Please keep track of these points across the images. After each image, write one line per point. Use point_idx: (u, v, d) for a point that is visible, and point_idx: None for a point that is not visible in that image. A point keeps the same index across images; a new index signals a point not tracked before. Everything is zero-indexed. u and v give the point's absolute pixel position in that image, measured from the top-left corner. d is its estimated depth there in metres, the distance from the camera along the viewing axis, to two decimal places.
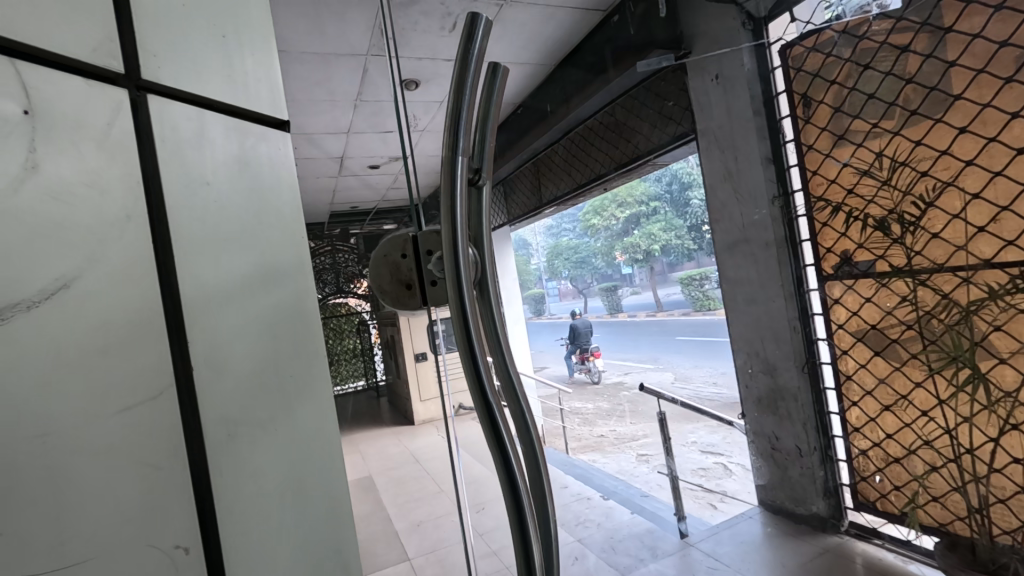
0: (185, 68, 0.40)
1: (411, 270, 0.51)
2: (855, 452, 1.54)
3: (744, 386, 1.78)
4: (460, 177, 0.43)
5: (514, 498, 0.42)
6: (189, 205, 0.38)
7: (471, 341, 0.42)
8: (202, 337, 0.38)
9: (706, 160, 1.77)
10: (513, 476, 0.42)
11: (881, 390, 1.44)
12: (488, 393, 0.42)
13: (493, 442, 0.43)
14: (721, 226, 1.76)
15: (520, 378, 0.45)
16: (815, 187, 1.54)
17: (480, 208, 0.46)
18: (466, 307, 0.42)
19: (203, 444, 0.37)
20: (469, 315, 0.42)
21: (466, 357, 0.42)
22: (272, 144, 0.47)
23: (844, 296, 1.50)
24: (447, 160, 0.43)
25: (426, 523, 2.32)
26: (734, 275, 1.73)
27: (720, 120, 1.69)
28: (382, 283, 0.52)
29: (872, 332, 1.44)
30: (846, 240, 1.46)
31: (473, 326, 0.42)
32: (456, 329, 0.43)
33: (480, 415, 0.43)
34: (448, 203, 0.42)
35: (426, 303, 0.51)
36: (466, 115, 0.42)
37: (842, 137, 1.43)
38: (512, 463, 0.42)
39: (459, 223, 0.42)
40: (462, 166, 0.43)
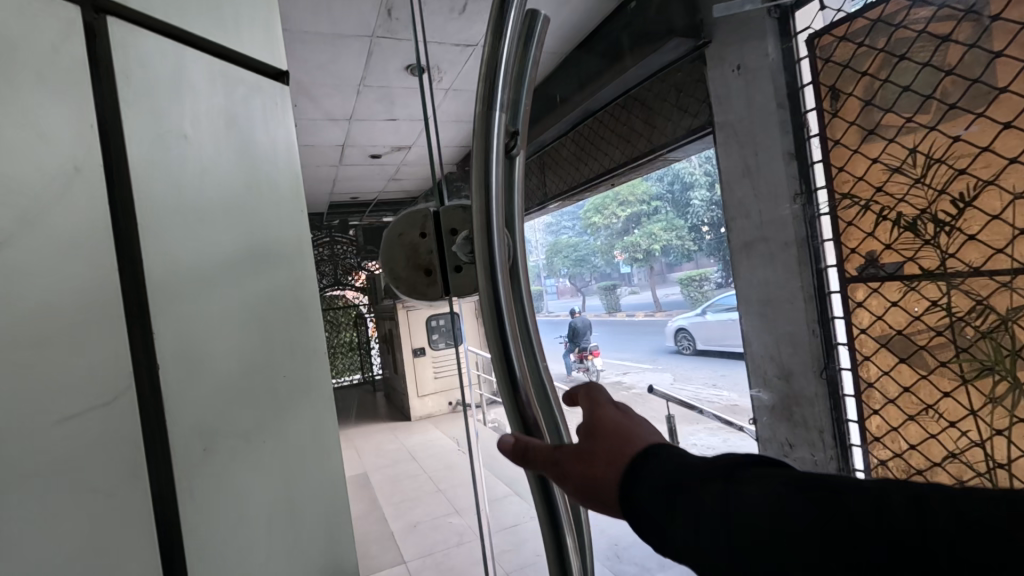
0: (171, 58, 0.39)
1: (430, 253, 0.44)
2: (873, 463, 1.47)
3: (758, 393, 1.67)
4: (496, 149, 0.39)
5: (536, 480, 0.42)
6: (155, 158, 0.37)
7: (501, 328, 0.41)
8: (173, 318, 0.36)
9: (723, 154, 1.66)
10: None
11: (905, 398, 1.38)
12: (516, 385, 0.40)
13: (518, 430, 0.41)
14: (737, 224, 1.68)
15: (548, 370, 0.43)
16: (840, 185, 1.47)
17: (514, 180, 0.41)
18: (498, 290, 0.40)
19: (173, 462, 0.36)
20: (502, 301, 0.41)
21: (495, 340, 0.41)
22: (264, 143, 0.47)
23: (868, 299, 1.46)
24: (481, 128, 0.39)
25: (423, 523, 2.26)
26: (749, 275, 1.62)
27: (740, 112, 1.60)
28: (404, 262, 0.44)
29: (897, 338, 1.38)
30: (873, 241, 1.40)
31: (504, 312, 0.41)
32: (487, 309, 0.41)
33: (507, 401, 0.41)
34: (480, 178, 0.39)
35: (447, 294, 0.44)
36: (503, 79, 0.39)
37: (872, 132, 1.36)
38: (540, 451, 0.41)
39: (493, 201, 0.39)
40: (499, 133, 0.39)
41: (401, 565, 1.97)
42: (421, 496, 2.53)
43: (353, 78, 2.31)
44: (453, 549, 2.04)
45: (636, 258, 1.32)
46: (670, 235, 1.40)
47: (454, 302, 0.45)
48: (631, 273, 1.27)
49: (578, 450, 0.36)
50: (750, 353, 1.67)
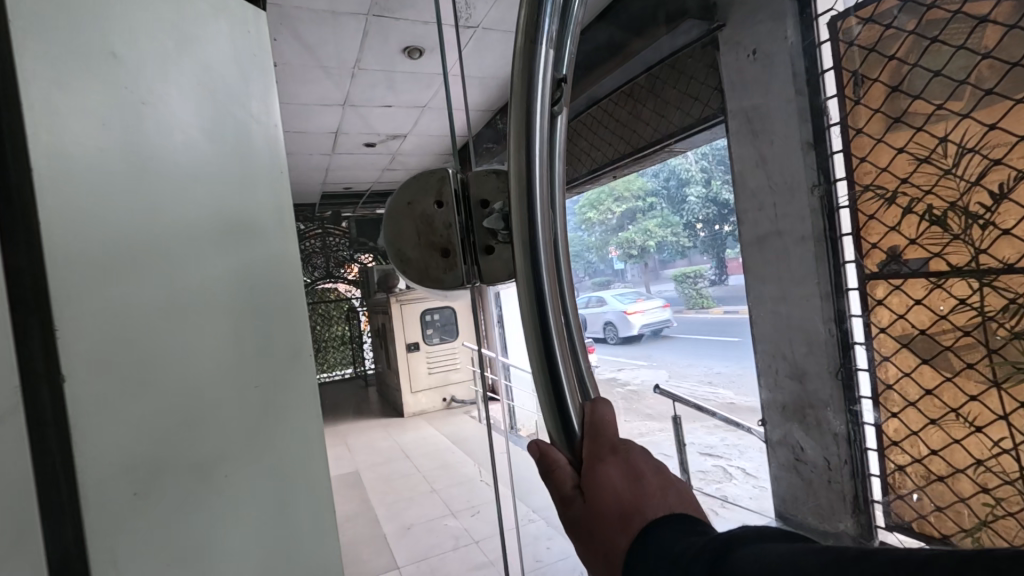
0: (116, 73, 0.43)
1: (447, 229, 0.49)
2: (889, 467, 1.41)
3: (769, 392, 1.65)
4: (539, 108, 0.46)
5: (556, 407, 0.46)
6: (78, 115, 0.40)
7: (536, 267, 0.47)
8: (111, 289, 0.41)
9: (736, 145, 1.63)
10: (564, 400, 0.46)
11: (928, 401, 1.31)
12: (546, 316, 0.48)
13: (543, 365, 0.47)
14: (750, 217, 1.62)
15: (574, 313, 0.50)
16: (861, 176, 1.38)
17: (555, 144, 0.49)
18: (536, 237, 0.46)
19: (99, 459, 0.39)
20: (538, 243, 0.47)
21: (529, 279, 0.47)
22: (210, 158, 0.52)
23: (889, 297, 1.36)
24: (524, 90, 0.46)
25: (416, 526, 2.19)
26: (762, 271, 1.60)
27: (757, 100, 1.54)
28: (420, 238, 0.49)
29: (921, 339, 1.30)
30: (895, 236, 1.32)
31: (540, 253, 0.47)
32: (524, 257, 0.46)
33: (531, 334, 0.47)
34: (521, 132, 0.46)
35: (467, 264, 0.49)
36: (543, 47, 0.45)
37: (899, 120, 1.28)
38: (560, 377, 0.47)
39: (535, 158, 0.46)
40: (542, 102, 0.46)
41: (394, 570, 1.89)
42: (415, 496, 2.46)
43: (347, 61, 2.23)
44: (448, 553, 1.97)
45: (634, 256, 1.50)
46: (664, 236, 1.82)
47: (474, 281, 0.50)
48: (625, 268, 1.28)
49: (585, 516, 0.40)
50: (763, 350, 1.64)
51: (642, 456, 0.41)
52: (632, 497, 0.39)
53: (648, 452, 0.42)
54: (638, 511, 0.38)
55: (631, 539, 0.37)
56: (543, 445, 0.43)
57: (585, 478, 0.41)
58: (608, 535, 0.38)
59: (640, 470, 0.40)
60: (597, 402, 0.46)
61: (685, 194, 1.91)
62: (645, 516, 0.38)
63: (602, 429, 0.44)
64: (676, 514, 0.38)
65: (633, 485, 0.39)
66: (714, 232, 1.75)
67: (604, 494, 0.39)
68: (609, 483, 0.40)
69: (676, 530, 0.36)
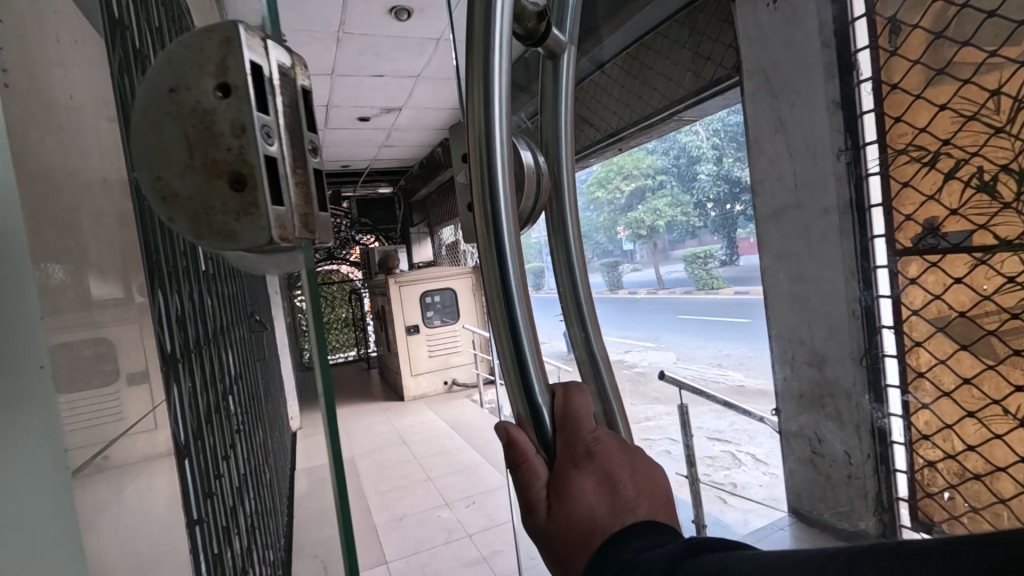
0: None
1: (228, 146, 0.33)
2: (918, 464, 1.25)
3: (785, 378, 1.46)
4: (495, 66, 0.53)
5: (512, 336, 0.54)
6: None
7: (494, 210, 0.54)
8: None
9: (751, 107, 1.41)
10: (520, 335, 0.54)
11: (965, 391, 1.22)
12: (506, 258, 0.54)
13: (504, 304, 0.54)
14: (766, 188, 1.38)
15: (571, 249, 0.73)
16: (896, 138, 1.26)
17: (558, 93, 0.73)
18: (496, 204, 0.53)
19: None
20: (496, 186, 0.53)
21: (487, 223, 0.54)
22: None
23: (923, 275, 1.28)
24: (482, 63, 0.53)
25: (408, 518, 2.20)
26: (779, 249, 1.36)
27: (777, 54, 1.35)
28: (190, 156, 0.34)
29: (960, 322, 1.23)
30: (934, 206, 1.23)
31: (498, 198, 0.54)
32: (486, 231, 0.54)
33: (494, 274, 0.55)
34: (482, 93, 0.53)
35: (281, 198, 0.35)
36: (497, 17, 0.54)
37: (941, 72, 1.21)
38: (514, 306, 0.54)
39: (496, 113, 0.53)
40: (499, 84, 0.54)
41: (382, 565, 1.88)
42: (408, 485, 2.51)
43: None
44: (440, 548, 1.94)
45: (639, 236, 1.22)
46: (675, 210, 1.26)
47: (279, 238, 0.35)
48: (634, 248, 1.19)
49: (563, 512, 0.53)
50: (774, 332, 1.44)
51: (614, 465, 0.55)
52: (609, 508, 0.54)
53: (618, 459, 0.56)
54: (613, 520, 0.53)
55: (591, 541, 0.53)
56: (510, 428, 0.55)
57: (565, 484, 0.54)
58: (573, 538, 0.53)
59: (614, 479, 0.55)
60: (568, 396, 0.56)
61: (696, 169, 1.35)
62: (608, 527, 0.53)
63: (578, 425, 0.55)
64: (643, 522, 0.54)
65: (609, 496, 0.54)
66: (725, 211, 1.33)
67: (585, 504, 0.53)
68: (584, 490, 0.54)
69: (644, 539, 0.52)
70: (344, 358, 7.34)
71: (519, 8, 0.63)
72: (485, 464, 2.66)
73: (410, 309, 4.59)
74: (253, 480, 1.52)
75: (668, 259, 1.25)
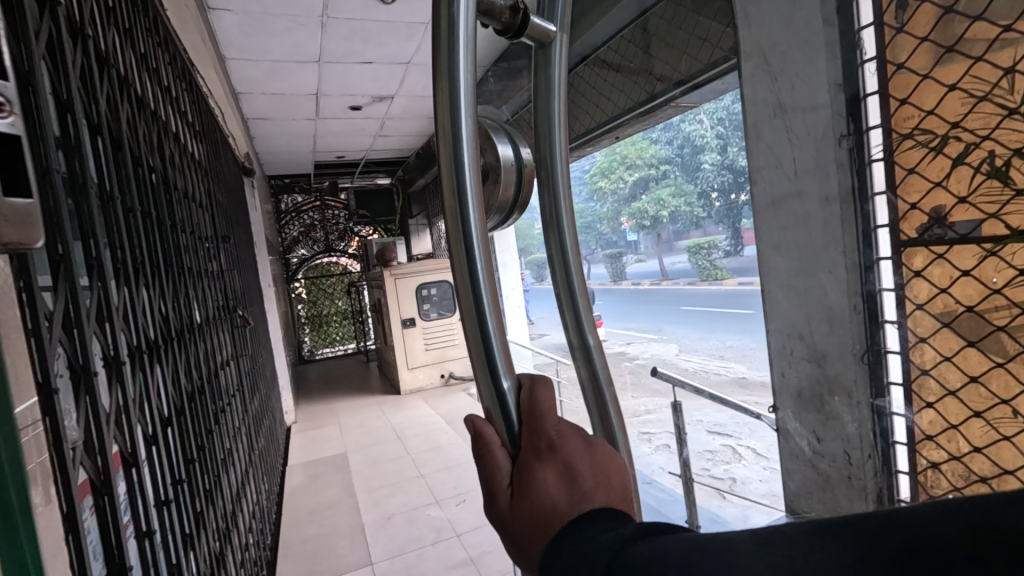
0: None
1: None
2: (921, 465, 1.21)
3: (780, 375, 1.41)
4: (460, 43, 0.45)
5: (486, 356, 0.45)
6: None
7: (463, 208, 0.45)
8: None
9: (750, 91, 1.39)
10: (493, 355, 0.45)
11: (972, 391, 1.11)
12: (477, 264, 0.45)
13: (475, 321, 0.45)
14: (763, 179, 1.38)
15: (573, 250, 0.60)
16: (901, 123, 1.16)
17: (552, 73, 0.58)
18: (465, 203, 0.45)
19: None
20: (465, 183, 0.45)
21: (458, 226, 0.46)
22: None
23: (929, 268, 1.15)
24: (445, 46, 0.45)
25: (397, 517, 2.16)
26: (777, 237, 1.35)
27: (777, 35, 1.30)
28: None
29: (967, 317, 1.10)
30: (941, 194, 1.11)
31: (468, 196, 0.45)
32: (454, 228, 0.46)
33: (463, 285, 0.45)
34: (447, 78, 0.45)
35: None
36: None
37: (951, 50, 1.07)
38: (488, 325, 0.45)
39: (461, 99, 0.45)
40: (462, 67, 0.45)
41: (367, 567, 1.84)
42: (400, 482, 2.48)
43: None
44: (427, 549, 1.91)
45: (641, 226, 1.19)
46: (678, 202, 1.30)
47: None
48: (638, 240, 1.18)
49: (525, 507, 0.42)
50: (773, 328, 1.41)
51: (577, 455, 0.44)
52: (567, 498, 0.42)
53: (582, 446, 0.44)
54: (568, 512, 0.41)
55: (551, 538, 0.41)
56: (478, 420, 0.46)
57: (522, 475, 0.43)
58: (530, 537, 0.42)
59: (575, 471, 0.43)
60: (536, 383, 0.47)
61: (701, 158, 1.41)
62: (563, 518, 0.41)
63: (541, 417, 0.45)
64: (603, 512, 0.41)
65: (567, 487, 0.42)
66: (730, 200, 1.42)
67: (540, 493, 0.42)
68: (545, 483, 0.42)
69: (600, 532, 0.40)
70: (344, 351, 7.36)
71: (485, 4, 0.49)
72: None
73: (406, 302, 4.54)
74: (212, 475, 1.50)
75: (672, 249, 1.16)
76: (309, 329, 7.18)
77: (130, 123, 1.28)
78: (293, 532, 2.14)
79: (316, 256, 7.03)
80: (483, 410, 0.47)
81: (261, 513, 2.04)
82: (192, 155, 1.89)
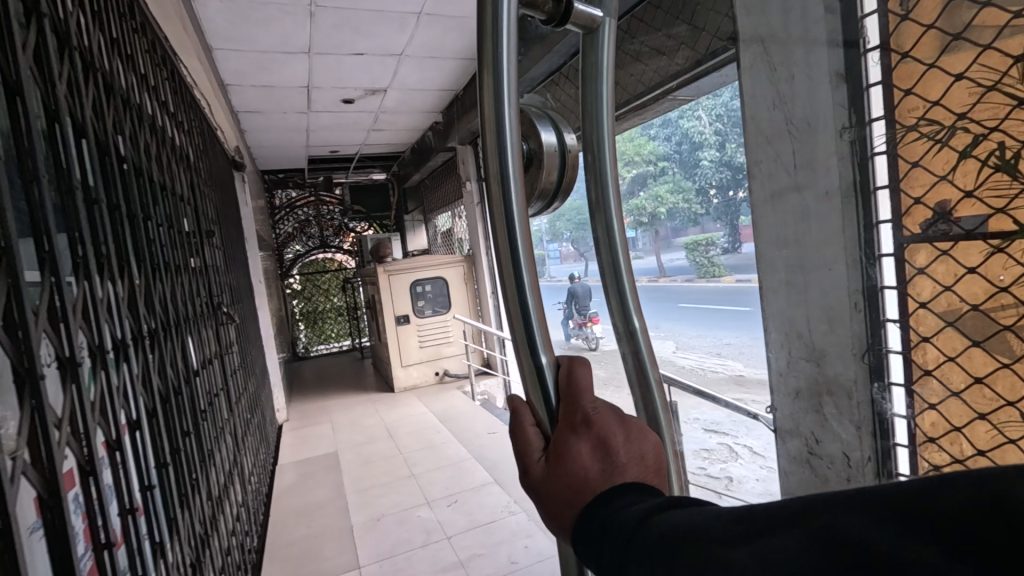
0: None
1: None
2: (923, 468, 1.17)
3: (778, 374, 1.40)
4: (505, 20, 0.42)
5: (529, 340, 0.44)
6: None
7: (506, 192, 0.44)
8: None
9: (750, 81, 1.37)
10: (534, 336, 0.44)
11: (977, 392, 1.05)
12: (519, 247, 0.44)
13: (519, 304, 0.44)
14: (762, 171, 1.37)
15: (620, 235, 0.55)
16: (905, 114, 1.11)
17: (601, 60, 0.53)
18: (507, 186, 0.44)
19: None
20: (509, 165, 0.44)
21: (501, 209, 0.44)
22: None
23: (933, 265, 1.10)
24: (490, 36, 0.43)
25: (387, 518, 2.13)
26: (776, 232, 1.35)
27: (777, 23, 1.28)
28: None
29: (972, 316, 1.04)
30: (946, 188, 1.05)
31: (511, 178, 0.44)
32: (498, 213, 0.44)
33: (506, 266, 0.45)
34: (492, 59, 0.43)
35: None
36: None
37: (958, 37, 1.01)
38: (530, 309, 0.44)
39: (505, 79, 0.43)
40: (508, 63, 0.43)
41: (354, 570, 1.81)
42: (392, 481, 2.45)
43: None
44: (416, 551, 1.87)
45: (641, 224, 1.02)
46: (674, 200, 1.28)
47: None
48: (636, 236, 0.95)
49: (559, 481, 0.40)
50: (772, 326, 1.40)
51: (611, 428, 0.42)
52: (599, 471, 0.40)
53: (617, 423, 0.42)
54: (600, 484, 0.39)
55: (582, 509, 0.39)
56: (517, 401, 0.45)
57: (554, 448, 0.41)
58: (560, 508, 0.40)
59: (609, 444, 0.41)
60: (576, 366, 0.44)
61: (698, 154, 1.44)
62: (593, 489, 0.39)
63: (576, 395, 0.42)
64: (634, 485, 0.40)
65: (600, 460, 0.40)
66: (729, 198, 1.43)
67: (573, 466, 0.40)
68: (578, 456, 0.40)
69: (631, 504, 0.38)
70: (338, 348, 7.32)
71: None
72: (470, 461, 2.59)
73: (399, 298, 4.50)
74: (193, 479, 1.46)
75: (670, 245, 1.14)
76: (304, 325, 7.12)
77: (101, 112, 1.23)
78: (282, 533, 2.12)
79: (310, 251, 6.98)
80: (526, 394, 0.45)
81: (248, 515, 2.00)
82: (173, 145, 1.83)
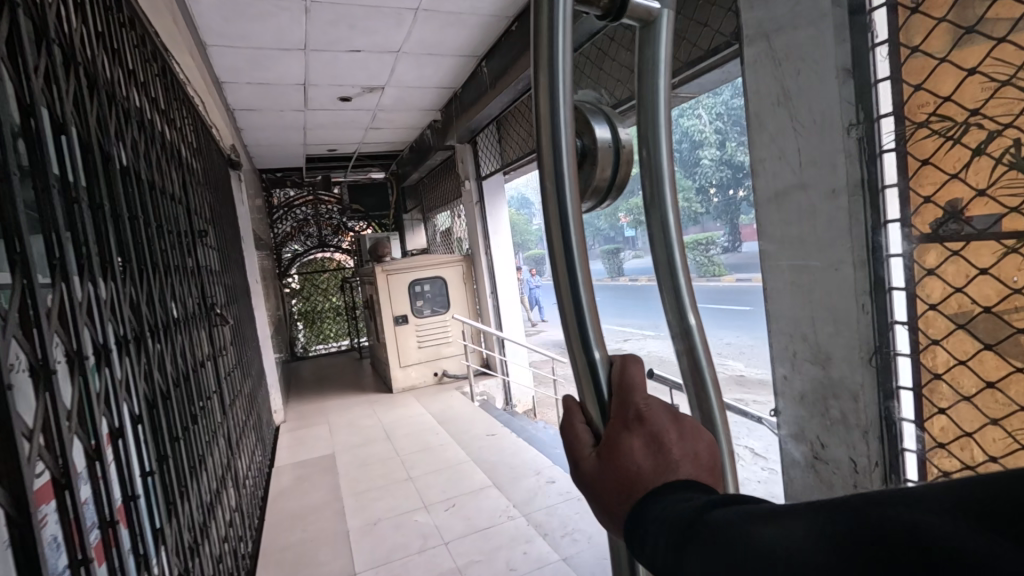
0: None
1: None
2: (932, 474, 1.13)
3: (783, 376, 1.37)
4: None
5: (583, 335, 0.39)
6: None
7: (560, 171, 0.40)
8: None
9: (754, 76, 1.34)
10: (590, 333, 0.39)
11: (988, 397, 1.01)
12: (574, 232, 0.40)
13: (573, 295, 0.40)
14: (766, 170, 1.34)
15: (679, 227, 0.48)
16: (915, 111, 1.08)
17: (659, 54, 0.46)
18: (562, 165, 0.39)
19: None
20: (563, 142, 0.39)
21: (554, 189, 0.40)
22: None
23: (943, 265, 1.06)
24: (547, 11, 0.39)
25: (383, 522, 2.10)
26: (779, 230, 1.32)
27: (782, 16, 1.24)
28: None
29: (984, 318, 1.00)
30: (957, 185, 1.01)
31: (565, 156, 0.40)
32: (551, 203, 0.40)
33: (559, 253, 0.40)
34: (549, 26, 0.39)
35: None
36: None
37: (971, 31, 0.96)
38: (584, 301, 0.39)
39: (562, 49, 0.39)
40: (565, 44, 0.39)
41: None
42: (389, 484, 2.42)
43: None
44: (413, 557, 1.84)
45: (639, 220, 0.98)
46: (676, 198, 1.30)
47: None
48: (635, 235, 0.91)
49: (609, 478, 0.36)
50: (777, 327, 1.37)
51: (666, 423, 0.37)
52: (652, 466, 0.36)
53: (671, 419, 0.38)
54: (654, 481, 0.36)
55: (632, 506, 0.36)
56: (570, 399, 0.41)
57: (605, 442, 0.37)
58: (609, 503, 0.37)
59: (664, 441, 0.37)
60: (629, 359, 0.39)
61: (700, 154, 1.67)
62: (644, 487, 0.36)
63: (630, 391, 0.37)
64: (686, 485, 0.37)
65: (654, 457, 0.36)
66: (729, 198, 1.54)
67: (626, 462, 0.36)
68: (630, 452, 0.36)
69: (685, 504, 0.35)
70: (337, 348, 7.29)
71: None
72: (469, 463, 2.56)
73: (398, 298, 4.46)
74: (182, 485, 1.42)
75: None
76: (302, 325, 7.10)
77: (85, 108, 1.19)
78: (278, 537, 2.09)
79: (309, 251, 6.96)
80: (578, 395, 0.41)
81: (243, 519, 1.97)
82: (164, 142, 1.79)
